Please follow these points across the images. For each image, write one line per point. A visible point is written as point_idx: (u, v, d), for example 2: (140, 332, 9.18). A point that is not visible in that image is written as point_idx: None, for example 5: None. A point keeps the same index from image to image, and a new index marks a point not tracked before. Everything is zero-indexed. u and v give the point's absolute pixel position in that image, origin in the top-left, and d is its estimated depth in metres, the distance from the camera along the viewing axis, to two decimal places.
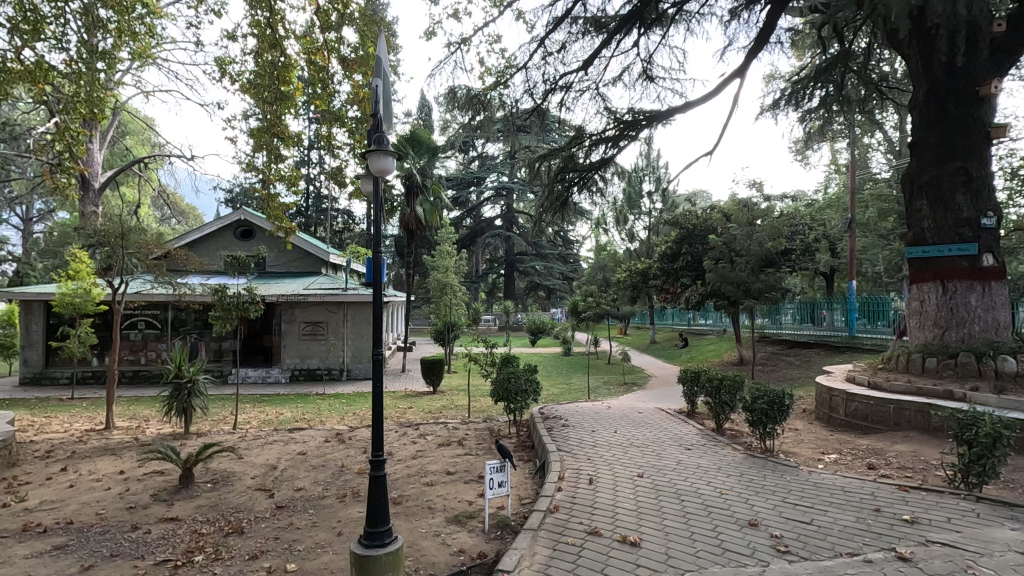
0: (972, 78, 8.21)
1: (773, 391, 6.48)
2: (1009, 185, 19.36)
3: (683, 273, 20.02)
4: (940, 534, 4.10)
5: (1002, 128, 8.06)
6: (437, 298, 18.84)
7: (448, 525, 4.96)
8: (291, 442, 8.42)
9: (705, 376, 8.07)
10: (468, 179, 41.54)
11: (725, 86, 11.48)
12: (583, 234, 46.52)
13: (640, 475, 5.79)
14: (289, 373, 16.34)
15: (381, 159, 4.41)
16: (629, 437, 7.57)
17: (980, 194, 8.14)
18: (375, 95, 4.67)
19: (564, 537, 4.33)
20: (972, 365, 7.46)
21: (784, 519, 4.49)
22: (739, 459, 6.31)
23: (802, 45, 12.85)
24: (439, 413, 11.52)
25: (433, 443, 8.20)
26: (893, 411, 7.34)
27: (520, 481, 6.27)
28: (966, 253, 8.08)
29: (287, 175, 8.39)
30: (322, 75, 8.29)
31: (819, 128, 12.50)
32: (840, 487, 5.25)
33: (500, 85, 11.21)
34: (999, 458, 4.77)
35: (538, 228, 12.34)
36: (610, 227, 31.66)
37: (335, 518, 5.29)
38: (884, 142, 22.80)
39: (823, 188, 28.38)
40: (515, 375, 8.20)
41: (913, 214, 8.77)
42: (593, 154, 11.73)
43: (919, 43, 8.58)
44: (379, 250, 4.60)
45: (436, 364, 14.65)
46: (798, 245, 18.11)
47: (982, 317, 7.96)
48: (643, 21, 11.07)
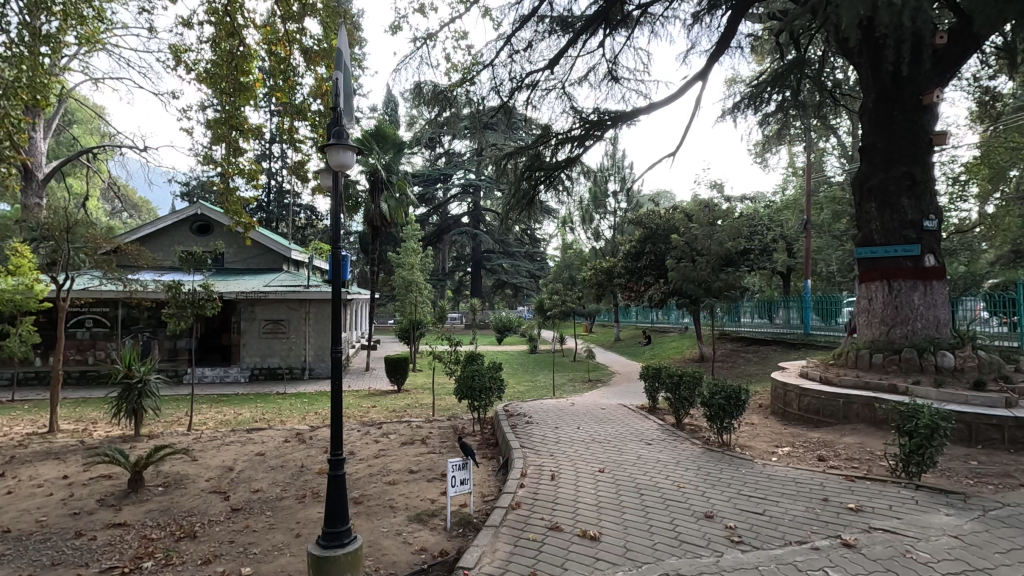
0: (916, 87, 8.62)
1: (729, 386, 6.68)
2: (951, 190, 20.45)
3: (647, 272, 20.37)
4: (883, 521, 4.29)
5: (943, 136, 8.49)
6: (402, 296, 18.60)
7: (411, 523, 4.91)
8: (249, 442, 8.21)
9: (665, 372, 8.24)
10: (434, 175, 41.34)
11: (686, 88, 11.82)
12: (550, 233, 46.83)
13: (601, 470, 5.89)
14: (248, 373, 15.91)
15: (341, 154, 4.35)
16: (591, 433, 7.66)
17: (923, 198, 8.55)
18: (336, 88, 4.61)
19: (525, 533, 4.36)
20: (914, 361, 7.86)
21: (738, 511, 4.63)
22: (698, 453, 6.47)
23: (761, 50, 13.24)
24: (404, 412, 11.40)
25: (396, 442, 8.10)
26: (842, 405, 7.63)
27: (483, 478, 6.27)
28: (909, 254, 8.48)
29: (247, 168, 8.13)
30: (283, 66, 8.10)
31: (777, 131, 12.91)
32: (792, 479, 5.44)
33: (466, 81, 11.19)
34: (937, 448, 5.03)
35: (504, 226, 12.40)
36: (575, 226, 31.97)
37: (293, 520, 5.18)
38: (837, 147, 23.73)
39: (781, 190, 29.33)
40: (480, 373, 8.18)
41: (862, 216, 9.14)
42: (559, 153, 11.82)
43: (869, 52, 8.94)
44: (341, 245, 4.53)
45: (400, 363, 14.48)
46: (756, 245, 18.65)
47: (925, 315, 8.36)
48: (609, 21, 11.23)
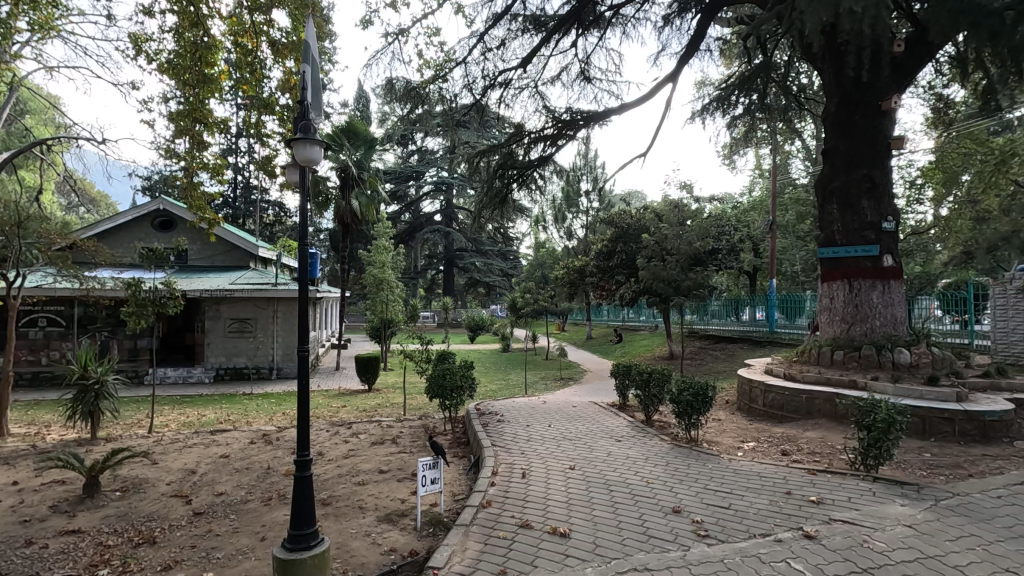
0: (876, 92, 8.91)
1: (697, 383, 6.80)
2: (908, 193, 21.27)
3: (618, 270, 20.58)
4: (842, 512, 4.43)
5: (900, 140, 8.82)
6: (373, 294, 18.38)
7: (380, 524, 4.85)
8: (213, 445, 7.98)
9: (636, 369, 8.34)
10: (406, 173, 41.09)
11: (657, 89, 12.02)
12: (523, 232, 46.97)
13: (572, 467, 5.93)
14: (213, 373, 15.49)
15: (308, 149, 4.29)
16: (562, 430, 7.70)
17: (882, 201, 8.87)
18: (303, 82, 4.53)
19: (496, 531, 4.35)
20: (873, 358, 8.14)
21: (705, 505, 4.72)
22: (666, 450, 6.56)
23: (730, 54, 13.52)
24: (374, 411, 11.28)
25: (365, 442, 7.99)
26: (804, 400, 7.85)
27: (453, 477, 6.24)
28: (869, 254, 8.77)
29: (212, 164, 7.89)
30: (250, 59, 7.87)
31: (744, 133, 13.22)
32: (756, 473, 5.57)
33: (439, 79, 11.11)
34: (893, 441, 5.22)
35: (477, 224, 12.38)
36: (548, 225, 32.12)
37: (258, 523, 5.05)
38: (802, 149, 24.38)
39: (748, 191, 30.07)
40: (451, 372, 8.13)
41: (825, 218, 9.41)
42: (532, 152, 11.87)
43: (832, 57, 9.18)
44: (309, 243, 4.43)
45: (371, 362, 14.32)
46: (724, 245, 19.05)
47: (883, 313, 8.66)
48: (581, 22, 11.30)
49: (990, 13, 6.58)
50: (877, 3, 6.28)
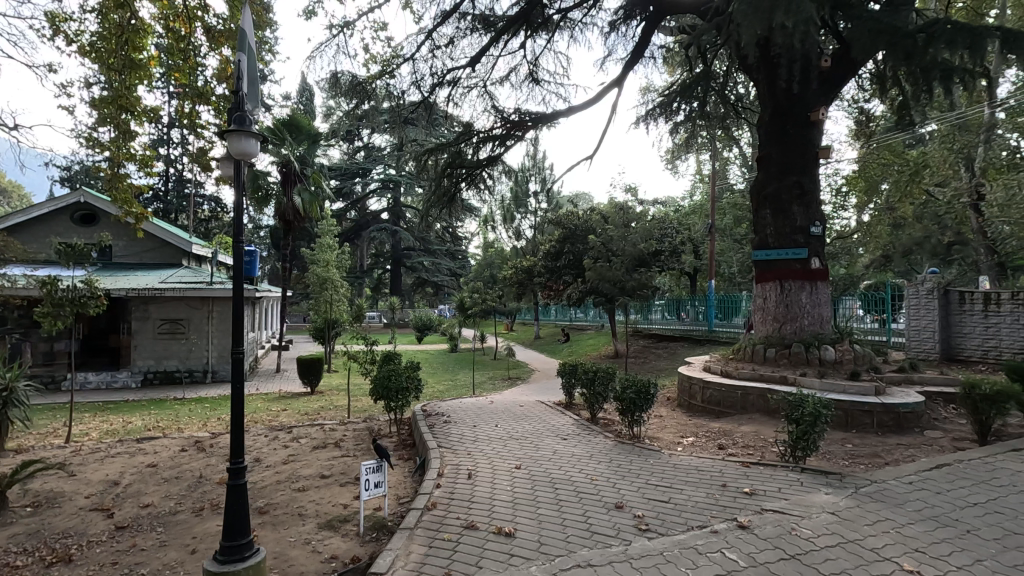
0: (806, 104, 9.43)
1: (640, 380, 6.98)
2: (834, 200, 22.65)
3: (566, 271, 20.87)
4: (773, 502, 4.66)
5: (827, 150, 9.37)
6: (317, 294, 17.84)
7: (320, 531, 4.70)
8: (140, 453, 7.51)
9: (581, 368, 8.49)
10: (353, 169, 40.25)
11: (603, 93, 12.28)
12: (472, 231, 46.88)
13: (517, 467, 5.95)
14: (140, 377, 14.55)
15: (243, 142, 4.12)
16: (509, 430, 7.71)
17: (810, 207, 9.40)
18: (238, 71, 4.33)
19: (440, 533, 4.30)
20: (802, 355, 8.62)
21: (646, 500, 4.84)
22: (610, 446, 6.70)
23: (673, 62, 13.97)
24: (317, 414, 10.96)
25: (306, 446, 7.74)
26: (740, 396, 8.22)
27: (398, 480, 6.13)
28: (798, 257, 9.28)
29: (140, 154, 7.40)
30: (183, 45, 7.45)
31: (685, 139, 13.71)
32: (694, 467, 5.78)
33: (386, 74, 10.90)
34: (819, 433, 5.54)
35: (425, 223, 12.21)
36: (496, 225, 32.17)
37: (189, 535, 4.78)
38: (739, 156, 25.52)
39: (689, 195, 31.20)
40: (396, 373, 7.98)
41: (759, 222, 9.86)
42: (480, 151, 11.84)
43: (766, 69, 9.64)
44: (243, 239, 4.27)
45: (314, 363, 13.89)
46: (666, 247, 19.67)
47: (811, 312, 9.18)
48: (530, 24, 11.36)
49: (904, 35, 7.16)
50: (806, 20, 6.65)
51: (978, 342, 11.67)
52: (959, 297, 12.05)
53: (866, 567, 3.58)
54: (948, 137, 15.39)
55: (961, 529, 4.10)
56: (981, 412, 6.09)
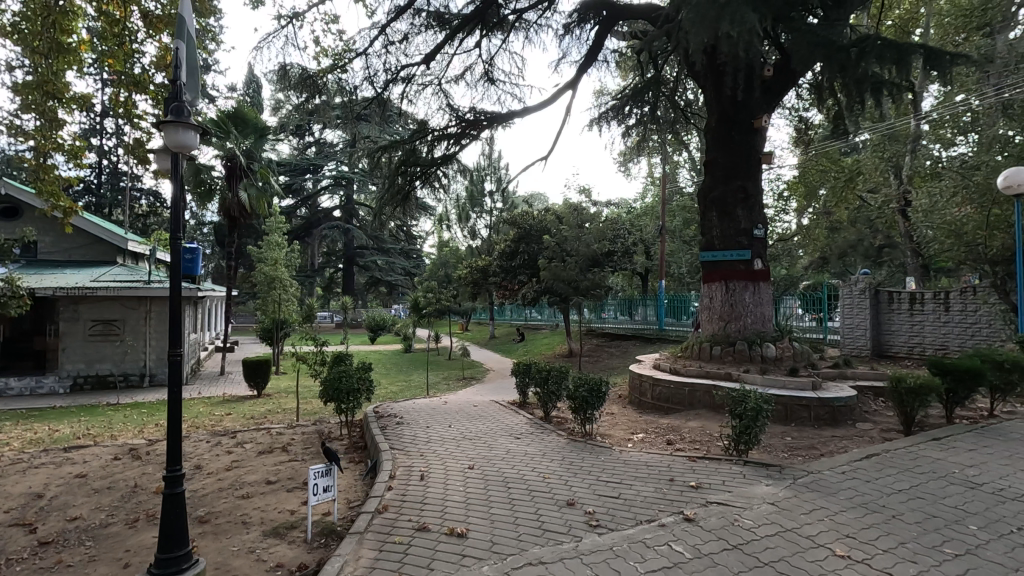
0: (749, 111, 9.81)
1: (592, 378, 7.08)
2: (776, 205, 23.68)
3: (521, 270, 20.98)
4: (717, 495, 4.83)
5: (769, 156, 9.79)
6: (264, 293, 17.23)
7: (265, 539, 4.54)
8: (68, 463, 7.04)
9: (535, 368, 8.55)
10: (303, 165, 39.16)
11: (557, 95, 12.41)
12: (427, 230, 46.44)
13: (471, 467, 5.93)
14: (69, 382, 13.67)
15: (180, 134, 3.94)
16: (462, 430, 7.67)
17: (754, 210, 9.79)
18: (176, 59, 4.12)
19: (391, 536, 4.24)
20: (745, 352, 8.98)
21: (597, 496, 4.92)
22: (563, 445, 6.78)
23: (625, 67, 14.26)
24: (264, 418, 10.58)
25: (251, 451, 7.46)
26: (687, 393, 8.47)
27: (348, 484, 6.00)
28: (742, 258, 9.65)
29: (69, 145, 6.93)
30: (117, 30, 7.03)
31: (637, 143, 14.01)
32: (644, 462, 5.91)
33: (338, 68, 10.63)
34: (761, 427, 5.77)
35: (378, 221, 11.98)
36: (452, 224, 31.97)
37: (121, 549, 4.51)
38: (688, 160, 26.32)
39: (641, 197, 31.91)
40: (347, 374, 7.80)
41: (705, 224, 10.19)
42: (435, 149, 11.73)
43: (713, 77, 9.99)
44: (181, 235, 4.07)
45: (261, 366, 13.42)
46: (619, 248, 20.07)
47: (754, 311, 9.56)
48: (485, 23, 11.35)
49: (840, 48, 7.54)
50: (749, 30, 6.91)
51: (904, 339, 12.48)
52: (887, 297, 12.85)
53: (802, 554, 3.76)
54: (879, 146, 16.36)
55: (887, 514, 4.36)
56: (906, 404, 6.50)
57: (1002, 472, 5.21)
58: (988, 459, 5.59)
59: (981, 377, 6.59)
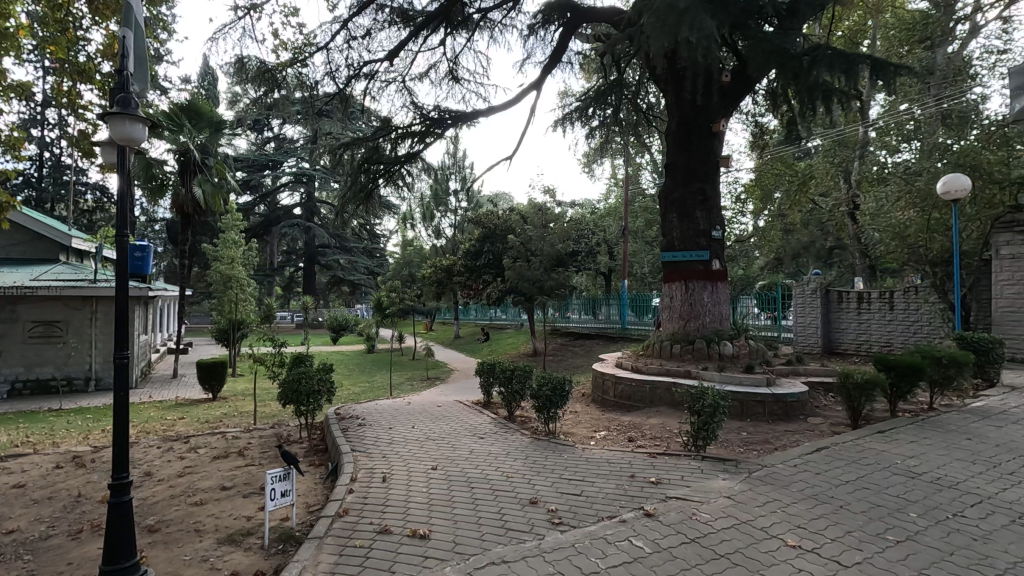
0: (708, 115, 10.07)
1: (556, 377, 7.14)
2: (734, 207, 24.40)
3: (485, 270, 20.96)
4: (677, 490, 4.94)
5: (726, 160, 10.07)
6: (220, 293, 16.70)
7: (219, 546, 4.39)
8: (5, 473, 6.65)
9: (499, 367, 8.56)
10: (261, 161, 38.09)
11: (522, 95, 12.45)
12: (390, 229, 45.86)
13: (434, 467, 5.89)
14: (7, 388, 12.94)
15: (128, 126, 3.77)
16: (426, 431, 7.61)
17: (712, 212, 10.06)
18: (123, 47, 3.95)
19: (352, 540, 4.17)
20: (704, 349, 9.24)
21: (560, 494, 4.96)
22: (527, 443, 6.80)
23: (589, 69, 14.42)
24: (219, 422, 10.24)
25: (205, 457, 7.20)
26: (648, 390, 8.62)
27: (308, 488, 5.87)
28: (701, 258, 9.90)
29: (6, 136, 6.51)
30: (60, 15, 6.66)
31: (601, 144, 14.19)
32: (606, 460, 6.00)
33: (298, 62, 10.37)
34: (718, 422, 5.93)
35: (340, 220, 11.75)
36: (416, 223, 31.67)
37: (63, 562, 4.29)
38: (650, 162, 26.82)
39: (604, 198, 32.34)
40: (307, 375, 7.61)
41: (666, 225, 10.40)
42: (399, 147, 11.58)
43: (673, 81, 10.21)
44: (128, 231, 3.88)
45: (217, 368, 12.98)
46: (583, 248, 20.29)
47: (712, 310, 9.82)
48: (450, 21, 11.29)
49: (793, 56, 7.83)
50: (708, 37, 7.07)
51: (852, 336, 13.08)
52: (837, 296, 13.41)
53: (757, 545, 3.88)
54: (830, 151, 17.05)
55: (836, 505, 4.55)
56: (853, 399, 6.80)
57: (939, 462, 5.52)
58: (927, 450, 5.90)
59: (921, 372, 6.95)
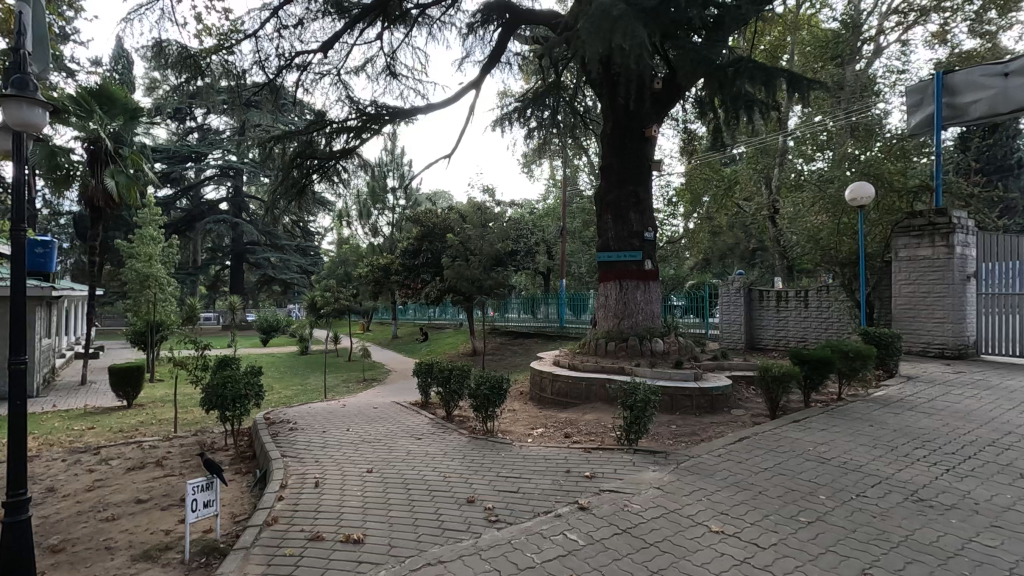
0: (641, 121, 10.42)
1: (494, 376, 7.16)
2: (666, 209, 25.38)
3: (424, 269, 20.72)
4: (610, 483, 5.09)
5: (658, 164, 10.46)
6: (135, 293, 15.58)
7: (134, 564, 4.11)
8: None
9: (437, 367, 8.50)
10: (183, 152, 35.88)
11: (461, 94, 12.39)
12: (325, 227, 44.39)
13: (369, 470, 5.76)
14: None
15: (26, 112, 3.46)
16: (361, 433, 7.43)
17: (645, 214, 10.42)
18: (19, 23, 3.56)
19: (281, 548, 4.01)
20: (637, 347, 9.56)
21: (497, 492, 5.00)
22: (464, 443, 6.80)
23: (528, 70, 14.57)
24: (133, 431, 9.56)
25: (118, 469, 6.70)
26: (585, 387, 8.82)
27: (234, 497, 5.59)
28: (634, 259, 10.24)
29: None
30: None
31: (539, 145, 14.37)
32: (542, 456, 6.09)
33: (223, 49, 9.84)
34: (649, 416, 6.16)
35: (271, 216, 11.27)
36: (353, 221, 30.85)
37: None
38: (587, 165, 27.43)
39: (543, 199, 32.78)
40: (233, 379, 7.24)
41: (601, 226, 10.67)
42: (334, 142, 11.22)
43: (608, 86, 10.49)
44: (26, 226, 3.56)
45: (132, 372, 12.11)
46: (522, 247, 20.46)
47: (645, 309, 10.18)
48: (387, 16, 11.06)
49: (718, 67, 8.23)
50: (640, 45, 7.32)
51: (772, 332, 13.97)
52: (758, 296, 14.27)
53: (683, 533, 4.07)
54: (753, 159, 18.09)
55: (755, 491, 4.84)
56: (772, 391, 7.25)
57: (845, 448, 5.99)
58: (836, 437, 6.40)
59: (831, 365, 7.51)
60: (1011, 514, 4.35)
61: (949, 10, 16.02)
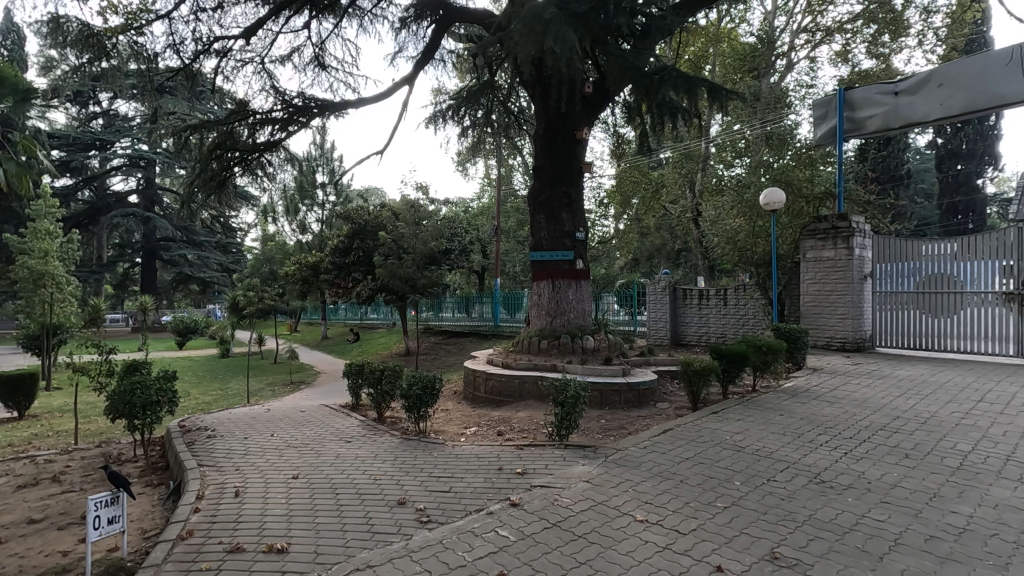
0: (572, 123, 10.64)
1: (426, 376, 7.09)
2: (597, 211, 26.05)
3: (355, 267, 20.15)
4: (540, 478, 5.18)
5: (589, 166, 10.73)
6: (28, 292, 14.13)
7: None
8: None
9: (368, 368, 8.31)
10: (86, 139, 32.97)
11: (393, 90, 12.15)
12: (248, 223, 42.17)
13: (295, 477, 5.54)
14: None
15: None
16: (286, 438, 7.14)
17: (576, 215, 10.65)
18: None
19: (197, 564, 3.78)
20: (568, 344, 9.78)
21: (428, 493, 4.95)
22: (396, 444, 6.68)
23: (462, 69, 14.51)
24: (25, 444, 8.68)
25: (6, 487, 6.07)
26: (518, 385, 8.92)
27: (144, 511, 5.21)
28: (565, 258, 10.45)
29: None
30: None
31: (473, 144, 14.35)
32: (475, 455, 6.09)
33: (131, 30, 9.11)
34: (579, 412, 6.33)
35: (188, 210, 10.59)
36: (278, 217, 29.50)
37: None
38: (521, 165, 27.67)
39: (478, 198, 32.75)
40: (142, 386, 6.73)
41: (534, 225, 10.81)
42: (258, 134, 10.67)
43: (540, 87, 10.61)
44: None
45: (23, 380, 10.98)
46: (456, 246, 20.37)
47: (576, 307, 10.41)
48: (315, 5, 10.65)
49: (643, 74, 8.53)
50: (571, 49, 7.49)
51: (695, 329, 14.69)
52: (682, 294, 14.98)
53: (610, 523, 4.20)
54: (678, 163, 18.94)
55: (677, 480, 5.08)
56: (694, 384, 7.64)
57: (758, 436, 6.42)
58: (750, 426, 6.83)
59: (746, 359, 8.01)
60: (898, 490, 4.82)
61: (850, 32, 17.45)
